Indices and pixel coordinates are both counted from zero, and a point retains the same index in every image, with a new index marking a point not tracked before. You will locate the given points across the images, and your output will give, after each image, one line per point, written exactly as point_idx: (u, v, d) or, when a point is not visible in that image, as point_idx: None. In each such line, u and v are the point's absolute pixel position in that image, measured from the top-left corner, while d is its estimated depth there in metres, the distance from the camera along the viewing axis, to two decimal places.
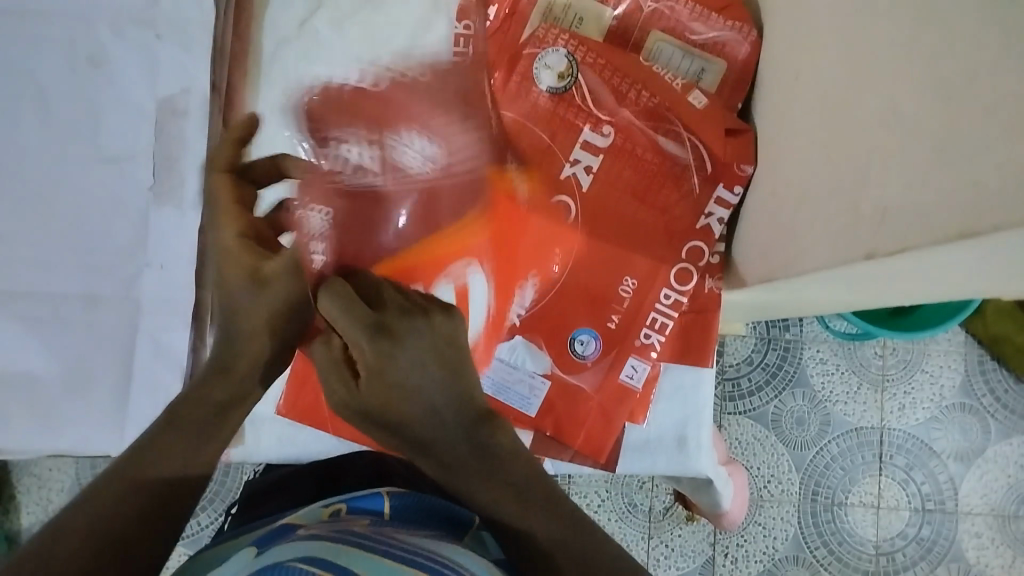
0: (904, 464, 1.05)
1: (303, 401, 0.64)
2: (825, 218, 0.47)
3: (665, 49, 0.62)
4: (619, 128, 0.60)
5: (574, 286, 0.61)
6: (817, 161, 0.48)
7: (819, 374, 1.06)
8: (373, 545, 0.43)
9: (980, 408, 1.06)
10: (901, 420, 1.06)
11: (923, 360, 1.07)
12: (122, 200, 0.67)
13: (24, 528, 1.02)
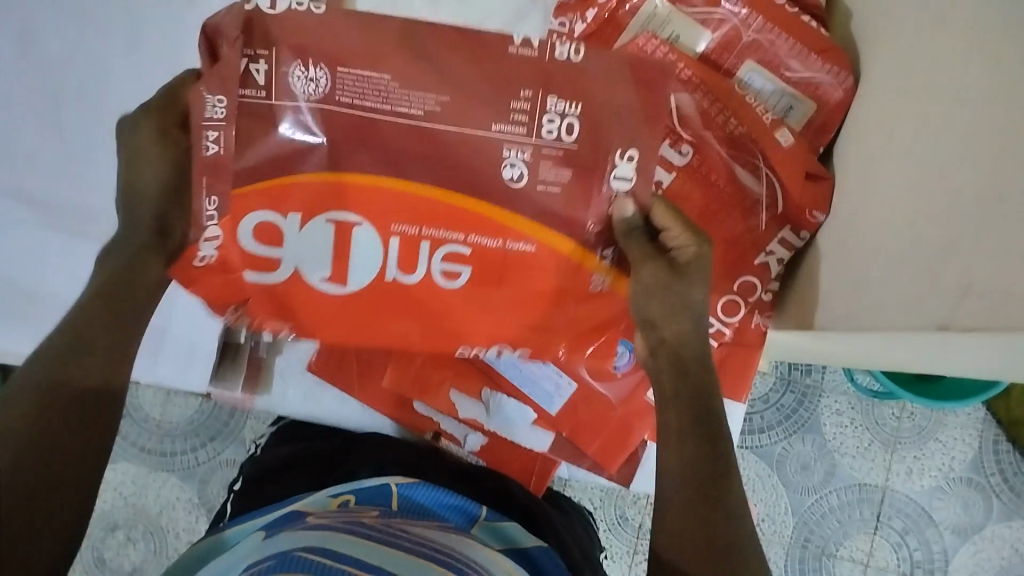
0: (900, 527, 1.05)
1: (335, 362, 0.64)
2: (900, 280, 0.46)
3: (756, 79, 0.62)
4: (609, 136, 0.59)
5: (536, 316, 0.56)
6: (900, 223, 0.48)
7: (832, 424, 1.06)
8: (387, 538, 0.46)
9: (986, 487, 1.04)
10: (905, 484, 1.05)
11: (939, 430, 1.05)
12: None
13: None
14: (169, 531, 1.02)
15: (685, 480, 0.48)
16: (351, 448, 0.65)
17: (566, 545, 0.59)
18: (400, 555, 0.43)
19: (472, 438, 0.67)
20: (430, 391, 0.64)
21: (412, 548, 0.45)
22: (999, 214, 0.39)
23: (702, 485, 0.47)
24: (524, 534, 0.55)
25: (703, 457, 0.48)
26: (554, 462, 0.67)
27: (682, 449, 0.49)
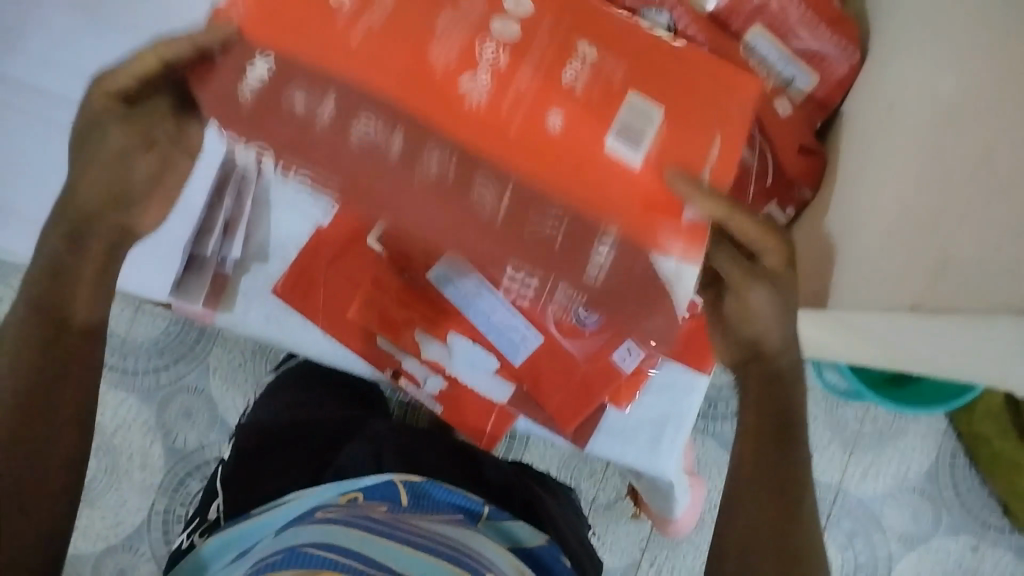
0: (848, 529, 1.05)
1: (305, 288, 0.63)
2: (880, 260, 0.45)
3: (762, 45, 0.59)
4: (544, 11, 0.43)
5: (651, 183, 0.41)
6: (889, 205, 0.47)
7: (797, 419, 1.05)
8: (401, 534, 0.49)
9: (937, 498, 1.05)
10: (859, 486, 1.05)
11: (899, 437, 1.06)
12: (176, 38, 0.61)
13: None
14: (122, 452, 1.01)
15: (757, 482, 0.49)
16: (344, 443, 0.69)
17: (567, 539, 0.66)
18: (410, 553, 0.46)
19: (432, 381, 0.66)
20: (393, 326, 0.63)
21: (419, 543, 0.48)
22: (1002, 213, 0.38)
23: (771, 488, 0.49)
24: (526, 532, 0.59)
25: (768, 455, 0.49)
26: (510, 417, 0.66)
27: (752, 450, 0.50)
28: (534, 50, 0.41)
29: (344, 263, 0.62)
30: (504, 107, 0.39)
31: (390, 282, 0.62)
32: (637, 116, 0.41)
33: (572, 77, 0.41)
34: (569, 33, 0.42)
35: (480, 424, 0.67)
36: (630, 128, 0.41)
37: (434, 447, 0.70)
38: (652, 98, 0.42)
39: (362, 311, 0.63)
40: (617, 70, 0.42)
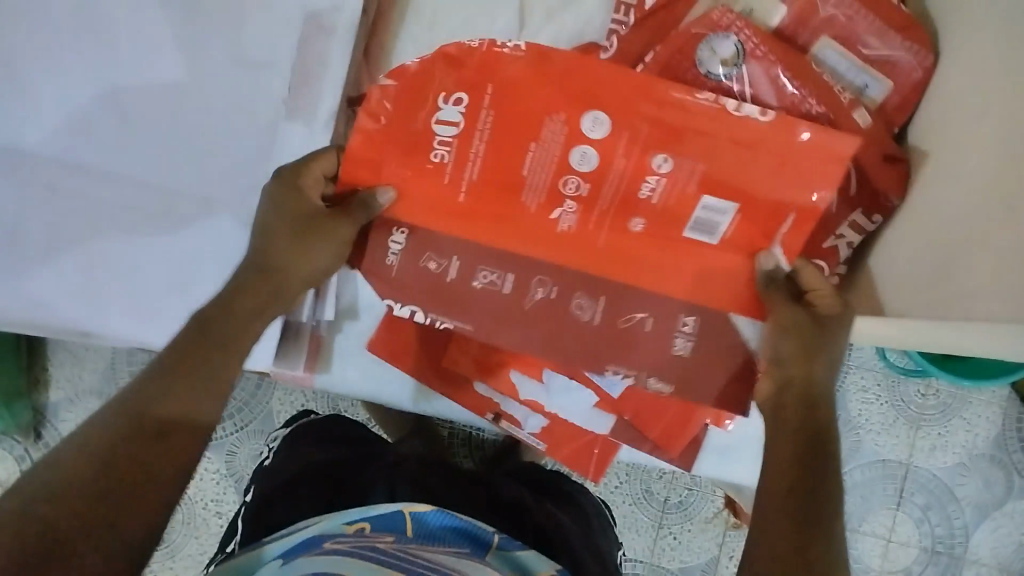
0: (922, 503, 1.00)
1: (395, 341, 0.63)
2: (1001, 268, 0.46)
3: (831, 56, 0.60)
4: (618, 124, 0.51)
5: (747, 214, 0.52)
6: (1002, 212, 0.47)
7: (858, 402, 1.01)
8: (401, 567, 0.46)
9: (1009, 464, 0.99)
10: (928, 460, 1.00)
11: (964, 407, 1.00)
12: (252, 106, 0.61)
13: (54, 404, 1.03)
14: (198, 502, 1.02)
15: (795, 496, 0.44)
16: (361, 471, 0.67)
17: (582, 560, 0.65)
18: None
19: (533, 420, 0.66)
20: (489, 369, 0.63)
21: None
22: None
23: (794, 496, 0.44)
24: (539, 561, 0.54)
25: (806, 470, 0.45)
26: (614, 446, 0.67)
27: (789, 469, 0.46)
28: (611, 174, 0.52)
29: None
30: (591, 226, 0.54)
31: None
32: (712, 214, 0.52)
33: (648, 194, 0.52)
34: (645, 150, 0.52)
35: (581, 462, 0.68)
36: (705, 221, 0.53)
37: (446, 483, 0.69)
38: (726, 199, 0.52)
39: (455, 357, 0.63)
40: (690, 177, 0.52)
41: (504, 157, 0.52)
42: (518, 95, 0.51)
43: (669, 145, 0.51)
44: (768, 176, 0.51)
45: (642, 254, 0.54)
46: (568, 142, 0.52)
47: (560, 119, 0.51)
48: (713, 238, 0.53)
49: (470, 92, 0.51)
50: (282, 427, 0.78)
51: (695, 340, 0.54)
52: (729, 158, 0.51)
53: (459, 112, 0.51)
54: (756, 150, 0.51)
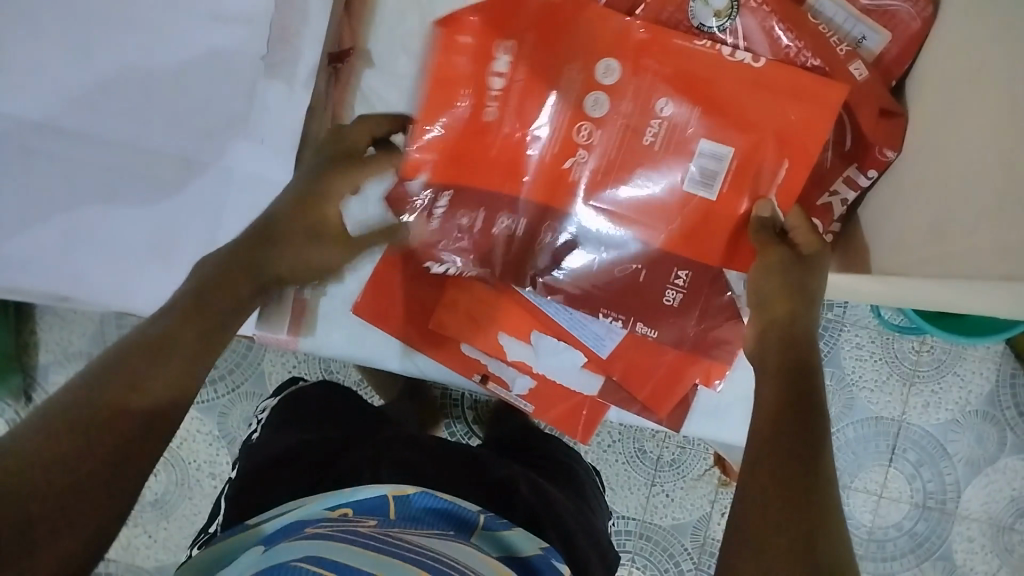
0: (914, 459, 0.96)
1: (381, 302, 0.63)
2: (995, 226, 0.44)
3: (828, 6, 0.58)
4: (630, 74, 0.54)
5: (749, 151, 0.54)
6: (999, 165, 0.45)
7: (852, 359, 0.96)
8: (385, 547, 0.45)
9: (1002, 420, 0.95)
10: (921, 416, 0.96)
11: (958, 363, 0.95)
12: (228, 61, 0.59)
13: (44, 367, 1.02)
14: (191, 463, 1.01)
15: (770, 447, 0.41)
16: (347, 451, 0.66)
17: (567, 530, 0.65)
18: (393, 565, 0.42)
19: (520, 382, 0.65)
20: (475, 330, 0.62)
21: (408, 556, 0.44)
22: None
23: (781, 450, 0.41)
24: (524, 542, 0.55)
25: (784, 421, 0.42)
26: (603, 407, 0.66)
27: None
28: (614, 118, 0.55)
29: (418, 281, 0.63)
30: (599, 173, 0.55)
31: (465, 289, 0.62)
32: (711, 162, 0.54)
33: (649, 141, 0.55)
34: (647, 96, 0.54)
35: (573, 423, 0.66)
36: (705, 171, 0.54)
37: (438, 459, 0.67)
38: (724, 143, 0.54)
39: (440, 319, 0.63)
40: (689, 120, 0.54)
41: (522, 104, 0.55)
42: (544, 49, 0.55)
43: (672, 90, 0.54)
44: (773, 132, 0.53)
45: (661, 205, 0.55)
46: (583, 88, 0.54)
47: (575, 67, 0.54)
48: (709, 192, 0.55)
49: (514, 37, 0.55)
50: (271, 400, 0.78)
51: (686, 293, 0.56)
52: (735, 103, 0.54)
53: (507, 60, 0.55)
54: (752, 86, 0.54)
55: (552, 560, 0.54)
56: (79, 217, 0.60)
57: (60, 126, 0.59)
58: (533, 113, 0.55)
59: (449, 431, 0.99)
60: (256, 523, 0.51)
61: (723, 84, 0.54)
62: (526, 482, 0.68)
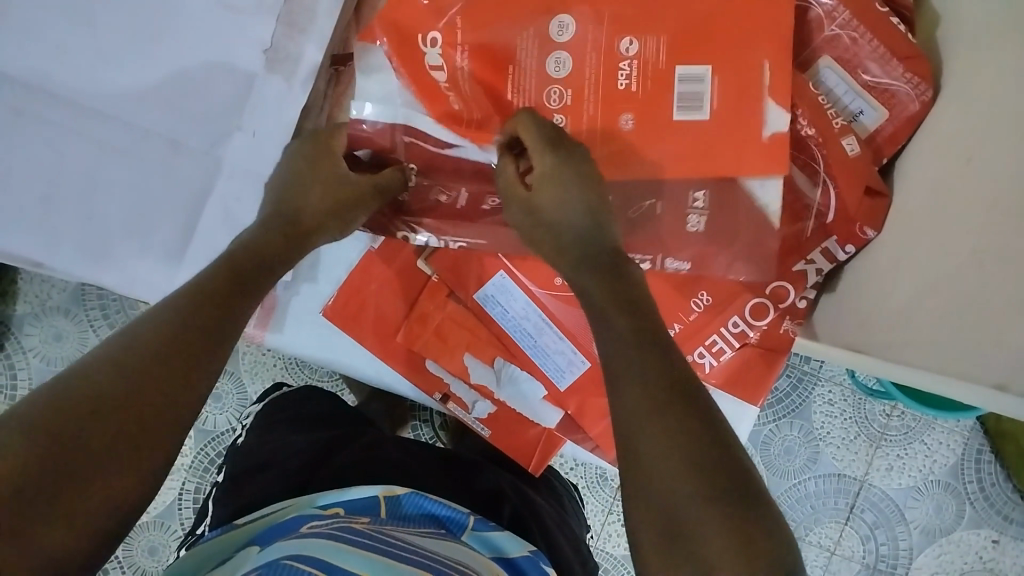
0: (871, 521, 0.92)
1: (352, 310, 0.64)
2: (978, 325, 0.44)
3: (829, 77, 0.58)
4: (584, 25, 0.53)
5: (730, 81, 0.52)
6: (984, 266, 0.45)
7: (822, 413, 0.92)
8: (371, 542, 0.44)
9: (962, 494, 0.90)
10: (884, 480, 0.91)
11: (926, 432, 0.91)
12: (229, 51, 0.59)
13: (20, 317, 0.98)
14: None
15: (640, 376, 0.38)
16: (334, 455, 0.64)
17: (553, 538, 0.63)
18: (385, 560, 0.42)
19: (480, 406, 0.65)
20: (443, 349, 0.64)
21: (411, 557, 0.44)
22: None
23: (663, 378, 0.38)
24: (512, 543, 0.55)
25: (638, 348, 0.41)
26: (559, 442, 0.66)
27: None
28: (587, 70, 0.53)
29: (389, 298, 0.64)
30: (585, 128, 0.54)
31: (434, 315, 0.63)
32: (693, 85, 0.52)
33: (625, 83, 0.53)
34: (609, 33, 0.53)
35: (526, 452, 0.66)
36: (690, 96, 0.52)
37: (427, 464, 0.65)
38: (697, 63, 0.52)
39: (411, 337, 0.64)
40: (660, 48, 0.52)
41: (490, 57, 0.54)
42: (482, 21, 0.53)
43: (635, 27, 0.52)
44: (744, 45, 0.51)
45: (651, 155, 0.53)
46: (543, 51, 0.53)
47: (529, 31, 0.53)
48: (702, 115, 0.52)
49: (442, 31, 0.54)
50: (258, 405, 0.76)
51: (709, 212, 0.54)
52: (699, 50, 0.52)
53: (439, 48, 0.54)
54: (709, 24, 0.52)
55: (540, 563, 0.54)
56: (64, 189, 0.61)
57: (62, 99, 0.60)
58: (501, 63, 0.54)
59: (414, 433, 0.94)
60: (250, 520, 0.51)
61: (666, 31, 0.52)
62: (515, 490, 0.66)
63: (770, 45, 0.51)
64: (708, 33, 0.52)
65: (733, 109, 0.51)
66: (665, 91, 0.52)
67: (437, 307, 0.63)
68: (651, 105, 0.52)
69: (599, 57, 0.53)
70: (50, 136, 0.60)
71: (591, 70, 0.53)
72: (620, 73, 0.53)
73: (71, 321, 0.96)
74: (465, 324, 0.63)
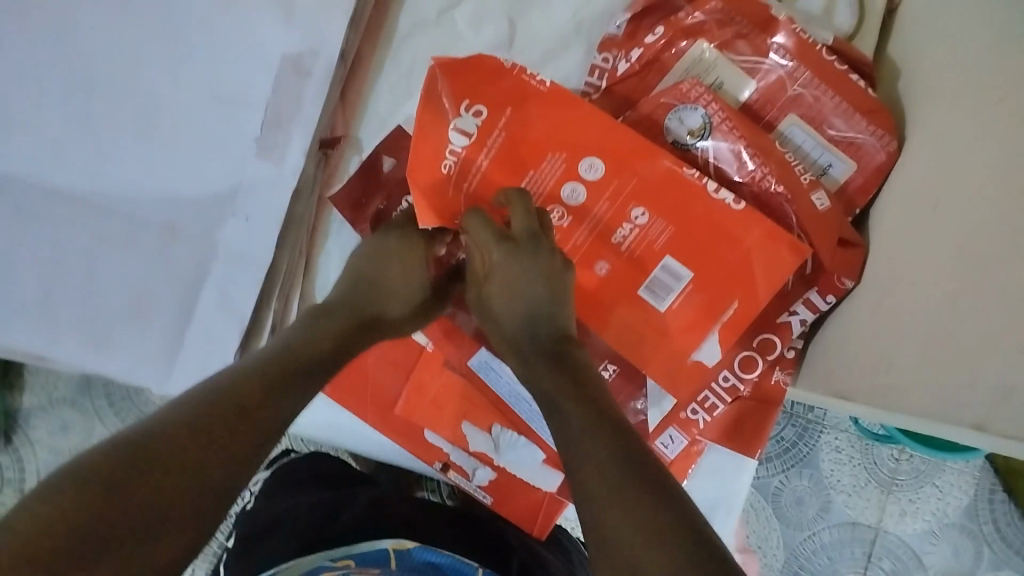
0: (889, 569, 0.91)
1: (353, 383, 0.66)
2: (952, 366, 0.45)
3: (797, 134, 0.60)
4: (612, 174, 0.56)
5: (708, 263, 0.56)
6: (953, 305, 0.47)
7: (830, 461, 0.92)
8: None
9: (978, 535, 0.89)
10: (898, 526, 0.91)
11: (937, 474, 0.91)
12: (222, 143, 0.63)
13: (27, 411, 0.98)
14: None
15: (603, 463, 0.42)
16: (342, 511, 0.64)
17: None
18: None
19: (481, 473, 0.66)
20: (440, 419, 0.64)
21: None
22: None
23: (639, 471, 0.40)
24: None
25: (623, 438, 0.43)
26: (561, 502, 0.65)
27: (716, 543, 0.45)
28: (592, 217, 0.56)
29: (388, 368, 0.65)
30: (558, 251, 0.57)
31: (429, 384, 0.64)
32: (670, 278, 0.56)
33: (621, 240, 0.57)
34: (625, 201, 0.56)
35: (530, 512, 0.66)
36: (660, 284, 0.57)
37: (434, 519, 0.66)
38: (684, 266, 0.56)
39: (409, 405, 0.65)
40: (661, 235, 0.56)
41: (516, 160, 0.56)
42: (530, 123, 0.56)
43: (653, 204, 0.56)
44: (722, 249, 0.56)
45: (615, 292, 0.57)
46: (566, 176, 0.56)
47: (563, 158, 0.56)
48: (660, 306, 0.57)
49: (488, 107, 0.55)
50: (268, 468, 0.76)
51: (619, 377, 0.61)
52: (698, 221, 0.56)
53: (476, 122, 0.55)
54: (709, 211, 0.56)
55: None
56: (66, 281, 0.62)
57: (63, 194, 0.63)
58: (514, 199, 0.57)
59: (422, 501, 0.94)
60: None
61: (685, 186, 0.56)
62: (522, 543, 0.66)
63: (748, 282, 0.56)
64: (709, 211, 0.56)
65: (710, 272, 0.56)
66: (657, 254, 0.56)
67: (433, 376, 0.64)
68: (634, 257, 0.57)
69: (607, 209, 0.56)
70: (51, 230, 0.63)
71: (595, 222, 0.57)
72: (622, 229, 0.56)
73: (79, 412, 0.97)
74: (458, 392, 0.64)
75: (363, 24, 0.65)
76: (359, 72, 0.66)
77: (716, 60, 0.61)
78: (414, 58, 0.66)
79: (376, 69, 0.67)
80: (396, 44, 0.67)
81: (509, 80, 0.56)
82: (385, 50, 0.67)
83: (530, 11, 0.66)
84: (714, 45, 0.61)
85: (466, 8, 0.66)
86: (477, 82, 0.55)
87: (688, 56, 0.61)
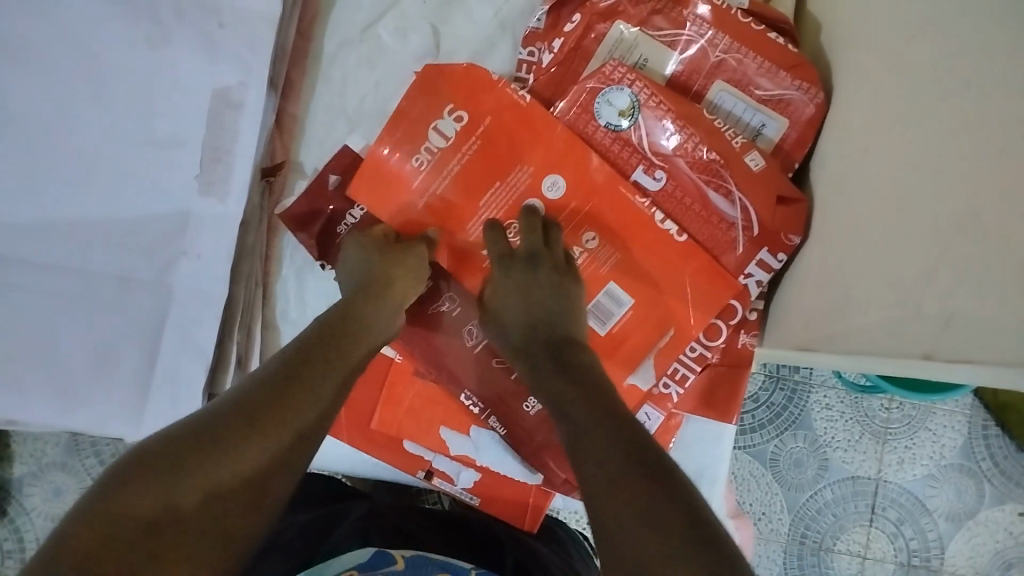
0: (895, 518, 0.90)
1: None
2: (899, 303, 0.46)
3: (727, 99, 0.61)
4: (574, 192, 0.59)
5: (658, 283, 0.59)
6: (892, 242, 0.48)
7: (823, 420, 0.91)
8: None
9: (977, 472, 0.89)
10: (898, 474, 0.90)
11: (928, 418, 0.90)
12: (164, 186, 0.63)
13: (19, 479, 0.97)
14: None
15: (599, 455, 0.41)
16: (336, 529, 0.64)
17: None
18: None
19: (465, 475, 0.67)
20: (419, 427, 0.65)
21: None
22: (997, 247, 0.39)
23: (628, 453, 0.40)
24: None
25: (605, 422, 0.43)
26: (549, 495, 0.66)
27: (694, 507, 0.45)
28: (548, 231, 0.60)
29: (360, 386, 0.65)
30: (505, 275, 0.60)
31: (401, 396, 0.65)
32: (612, 301, 0.60)
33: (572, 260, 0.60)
34: (580, 222, 0.60)
35: (520, 507, 0.67)
36: (603, 307, 0.60)
37: (427, 524, 0.66)
38: (626, 290, 0.59)
39: (386, 419, 0.65)
40: (607, 260, 0.60)
41: (481, 167, 0.59)
42: (504, 136, 0.59)
43: (603, 228, 0.59)
44: (666, 272, 0.59)
45: None
46: (529, 188, 0.59)
47: (528, 170, 0.59)
48: (602, 328, 0.60)
49: (470, 114, 0.59)
50: None
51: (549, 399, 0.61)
52: (643, 247, 0.59)
53: (456, 126, 0.59)
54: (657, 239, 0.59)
55: None
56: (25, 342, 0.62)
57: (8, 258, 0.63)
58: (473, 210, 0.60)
59: None
60: None
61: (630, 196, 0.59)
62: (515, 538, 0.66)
63: (681, 300, 0.59)
64: (658, 236, 0.59)
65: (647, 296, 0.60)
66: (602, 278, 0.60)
67: (405, 387, 0.65)
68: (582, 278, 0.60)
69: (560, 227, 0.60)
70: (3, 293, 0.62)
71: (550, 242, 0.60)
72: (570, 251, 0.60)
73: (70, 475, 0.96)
74: (432, 398, 0.64)
75: (289, 49, 0.65)
76: (292, 96, 0.67)
77: (639, 40, 0.61)
78: (344, 77, 0.67)
79: (309, 92, 0.67)
80: (326, 65, 0.67)
81: (490, 89, 0.59)
82: (315, 72, 0.67)
83: (451, 14, 0.66)
84: (633, 25, 0.61)
85: (388, 20, 0.67)
86: (467, 91, 0.59)
87: (608, 40, 0.62)
